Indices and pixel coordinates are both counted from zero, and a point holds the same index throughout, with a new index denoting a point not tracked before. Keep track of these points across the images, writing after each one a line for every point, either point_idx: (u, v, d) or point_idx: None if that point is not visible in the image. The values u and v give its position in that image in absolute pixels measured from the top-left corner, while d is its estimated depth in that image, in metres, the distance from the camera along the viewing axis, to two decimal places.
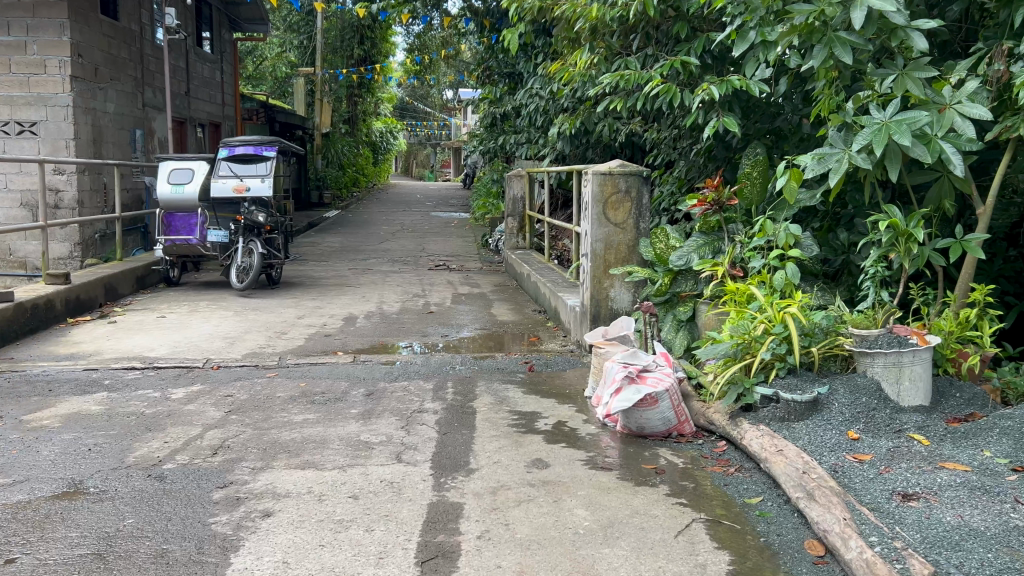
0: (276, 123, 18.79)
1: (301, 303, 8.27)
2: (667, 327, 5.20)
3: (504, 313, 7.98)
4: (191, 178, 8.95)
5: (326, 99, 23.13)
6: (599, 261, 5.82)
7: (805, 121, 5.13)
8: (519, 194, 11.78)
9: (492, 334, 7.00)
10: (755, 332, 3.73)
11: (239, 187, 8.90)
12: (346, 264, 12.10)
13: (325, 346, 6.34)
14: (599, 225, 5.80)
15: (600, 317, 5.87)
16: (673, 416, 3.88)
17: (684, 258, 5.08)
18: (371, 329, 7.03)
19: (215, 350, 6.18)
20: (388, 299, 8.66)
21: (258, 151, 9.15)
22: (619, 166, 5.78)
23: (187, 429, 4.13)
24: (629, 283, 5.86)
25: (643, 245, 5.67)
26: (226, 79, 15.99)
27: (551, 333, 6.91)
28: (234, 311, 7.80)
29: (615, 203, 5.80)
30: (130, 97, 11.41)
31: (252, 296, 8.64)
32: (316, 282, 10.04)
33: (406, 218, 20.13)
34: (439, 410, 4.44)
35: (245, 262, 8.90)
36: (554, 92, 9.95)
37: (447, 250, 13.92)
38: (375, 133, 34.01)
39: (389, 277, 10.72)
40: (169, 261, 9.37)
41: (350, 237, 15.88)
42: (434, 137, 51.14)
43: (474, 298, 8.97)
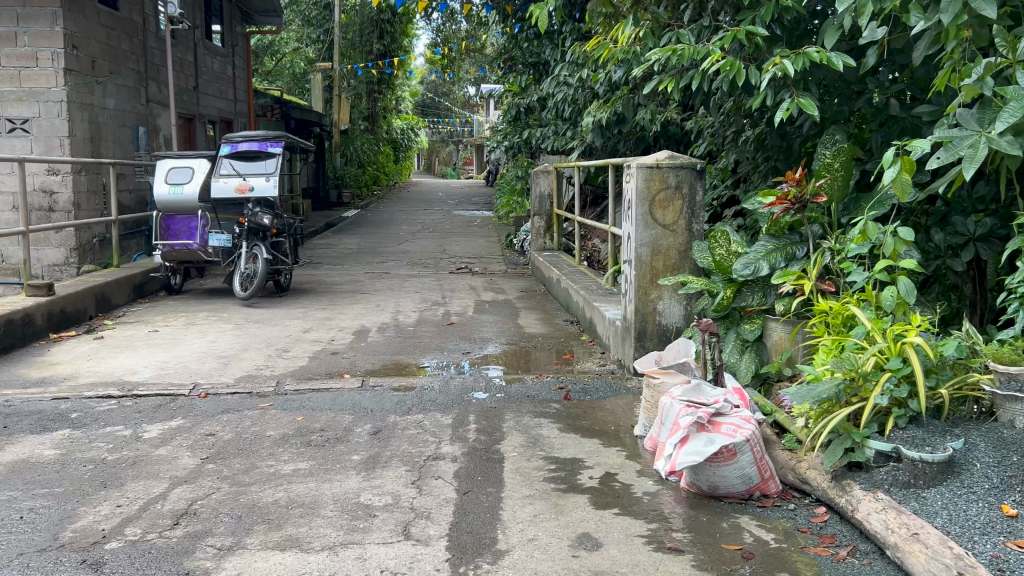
0: (292, 120, 18.12)
1: (309, 313, 7.52)
2: (729, 349, 4.44)
3: (532, 323, 7.17)
4: (191, 178, 8.23)
5: (345, 95, 22.46)
6: (645, 269, 5.00)
7: (893, 102, 4.32)
8: (546, 191, 10.96)
9: (520, 350, 6.20)
10: (865, 369, 2.90)
11: (242, 187, 8.14)
12: (362, 268, 11.36)
13: (331, 368, 5.56)
14: (645, 227, 4.98)
15: (647, 333, 5.05)
16: (755, 473, 3.07)
17: (750, 267, 4.30)
18: (384, 345, 6.26)
19: (205, 373, 5.43)
20: (405, 308, 7.89)
21: (263, 147, 8.40)
22: (667, 158, 4.96)
23: (150, 486, 3.36)
24: (681, 295, 5.03)
25: (698, 249, 4.84)
26: (238, 74, 15.32)
27: (587, 349, 6.10)
28: (234, 325, 7.06)
29: (664, 201, 4.97)
30: (132, 92, 10.75)
31: (258, 306, 7.91)
32: (328, 289, 9.30)
33: (427, 217, 19.39)
34: (460, 457, 3.64)
35: (250, 268, 8.16)
36: (585, 80, 9.13)
37: (470, 251, 13.14)
38: (397, 130, 33.38)
39: (406, 282, 9.94)
40: (169, 267, 8.69)
41: (368, 238, 15.15)
42: (456, 134, 50.48)
43: (499, 306, 8.17)
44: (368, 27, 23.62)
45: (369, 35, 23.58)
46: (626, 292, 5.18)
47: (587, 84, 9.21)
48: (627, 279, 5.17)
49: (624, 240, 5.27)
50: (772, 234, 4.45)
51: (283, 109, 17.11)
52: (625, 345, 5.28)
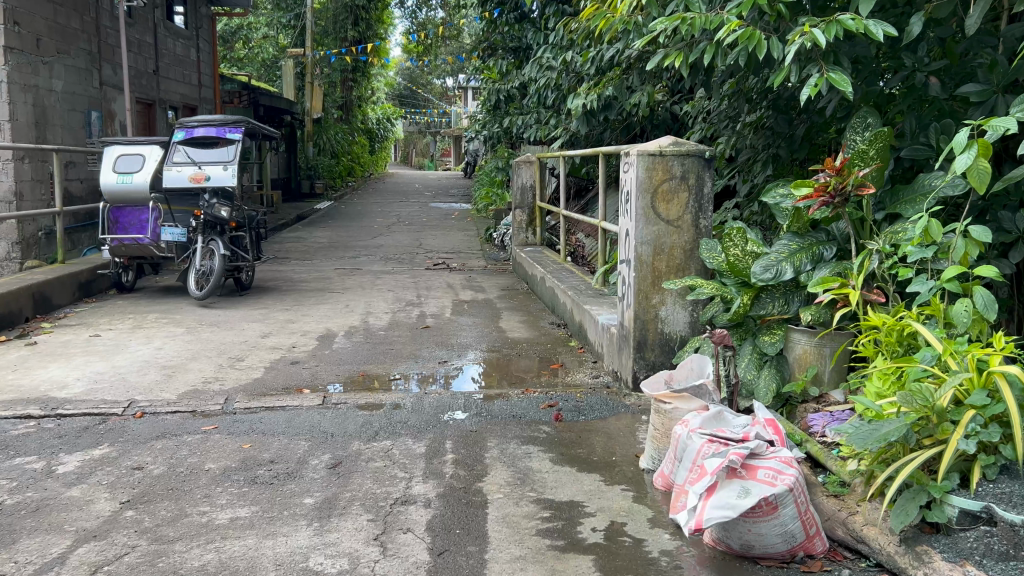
0: (261, 107, 17.35)
1: (270, 316, 6.84)
2: (745, 364, 3.89)
3: (515, 327, 6.55)
4: (141, 166, 7.50)
5: (318, 83, 21.68)
6: (647, 270, 4.41)
7: (933, 80, 3.71)
8: (529, 182, 10.31)
9: (504, 358, 5.58)
10: (942, 404, 2.32)
11: (197, 176, 7.47)
12: (332, 264, 10.68)
13: (290, 381, 4.91)
14: (646, 223, 4.39)
15: (648, 342, 4.45)
16: (799, 530, 2.49)
17: (771, 269, 3.74)
18: (352, 353, 5.61)
19: (145, 387, 4.76)
20: (376, 309, 7.24)
21: (221, 133, 7.73)
22: (671, 144, 4.37)
23: (48, 543, 2.71)
24: (686, 300, 4.44)
25: (707, 250, 4.26)
26: (203, 58, 14.53)
27: (577, 357, 5.51)
28: (186, 328, 6.38)
29: (667, 193, 4.38)
30: (83, 73, 9.98)
31: (214, 307, 7.22)
32: (293, 287, 8.62)
33: (403, 210, 18.69)
34: (434, 501, 3.02)
35: (205, 265, 7.45)
36: (572, 63, 8.48)
37: (447, 245, 12.51)
38: (373, 121, 32.57)
39: (379, 280, 9.27)
40: (119, 263, 7.96)
41: (340, 232, 14.46)
42: (433, 125, 49.69)
43: (479, 307, 7.54)
44: (342, 12, 22.82)
45: (343, 21, 22.78)
46: (624, 296, 4.58)
47: (573, 68, 8.56)
48: (624, 282, 4.57)
49: (621, 239, 4.67)
50: (795, 233, 3.90)
51: (252, 95, 16.32)
52: (621, 356, 4.69)
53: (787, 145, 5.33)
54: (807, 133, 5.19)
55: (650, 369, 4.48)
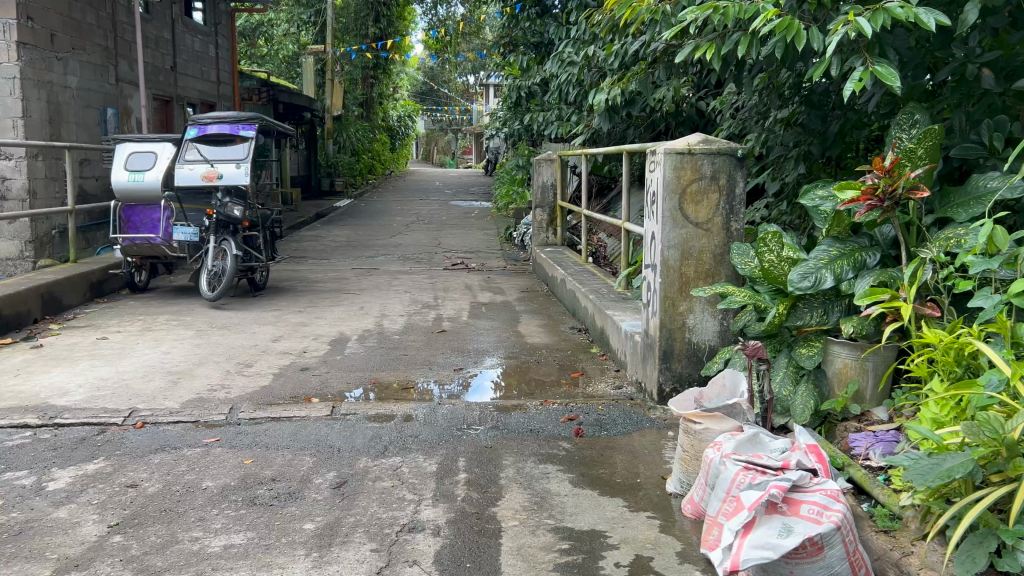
0: (280, 104, 17.22)
1: (282, 318, 6.65)
2: (780, 378, 3.63)
3: (535, 332, 6.32)
4: (153, 163, 7.37)
5: (338, 80, 21.54)
6: (674, 276, 4.16)
7: (986, 73, 3.43)
8: (549, 181, 10.08)
9: (522, 365, 5.34)
10: (1013, 437, 2.09)
11: (209, 174, 7.25)
12: (349, 264, 10.49)
13: (298, 389, 4.70)
14: (673, 226, 4.13)
15: (675, 352, 4.20)
16: (847, 573, 2.25)
17: (809, 277, 3.47)
18: (364, 359, 5.39)
19: (147, 395, 4.57)
20: (391, 312, 7.03)
21: (235, 130, 7.49)
22: (700, 142, 4.12)
23: (27, 573, 2.51)
24: (716, 308, 4.18)
25: (739, 256, 4.00)
26: (221, 55, 14.41)
27: (599, 365, 5.26)
28: (195, 331, 6.20)
29: (696, 194, 4.12)
30: (98, 70, 9.86)
31: (226, 308, 7.05)
32: (308, 288, 8.44)
33: (422, 208, 18.50)
34: (443, 529, 2.80)
35: (217, 265, 7.28)
36: (593, 58, 8.20)
37: (466, 245, 12.29)
38: (394, 118, 32.45)
39: (396, 280, 9.06)
40: (132, 263, 7.82)
41: (359, 231, 14.28)
42: (455, 123, 49.56)
43: (497, 310, 7.30)
44: (362, 9, 22.66)
45: (364, 18, 22.62)
46: (649, 303, 4.32)
47: (595, 63, 8.28)
48: (650, 289, 4.32)
49: (646, 242, 4.42)
50: (835, 237, 3.63)
51: (271, 92, 16.19)
52: (646, 366, 4.43)
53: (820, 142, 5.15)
54: (841, 130, 4.99)
55: (677, 380, 4.23)
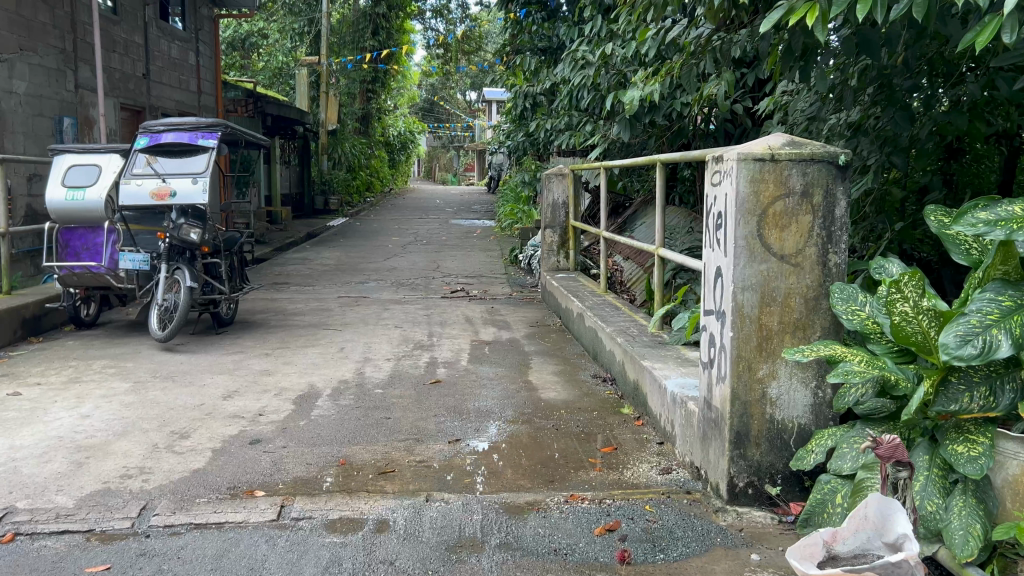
0: (268, 117, 16.18)
1: (242, 366, 5.49)
2: (922, 486, 2.48)
3: (549, 382, 5.16)
4: (96, 178, 6.22)
5: (333, 93, 20.52)
6: (751, 330, 3.02)
7: None
8: (561, 199, 8.89)
9: (536, 431, 4.16)
10: None
11: (161, 190, 6.11)
12: (335, 291, 9.34)
13: (239, 476, 3.53)
14: (750, 259, 3.00)
15: (752, 433, 3.06)
16: None
17: (974, 342, 2.33)
18: (333, 426, 4.22)
19: (36, 484, 3.40)
20: (376, 355, 5.87)
21: (194, 138, 6.37)
22: (787, 144, 3.00)
23: None
24: (807, 372, 3.05)
25: (847, 305, 2.90)
26: (203, 63, 13.33)
27: (635, 435, 4.10)
28: (132, 383, 5.05)
29: (781, 217, 2.99)
30: (53, 74, 8.77)
31: (179, 352, 5.89)
32: (283, 323, 7.28)
33: (421, 227, 17.44)
34: None
35: (169, 299, 6.08)
36: (612, 56, 7.07)
37: (467, 269, 11.16)
38: (393, 134, 31.51)
39: (386, 312, 7.91)
40: (74, 295, 6.66)
41: (350, 252, 13.15)
42: (456, 141, 48.75)
43: (502, 351, 6.13)
44: (361, 21, 21.75)
45: (362, 30, 21.70)
46: (715, 365, 3.19)
47: (615, 63, 7.13)
48: (714, 345, 3.19)
49: (705, 281, 3.30)
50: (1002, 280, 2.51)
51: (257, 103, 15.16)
52: (707, 448, 3.28)
53: (898, 152, 4.20)
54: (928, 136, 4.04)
55: (754, 473, 3.08)
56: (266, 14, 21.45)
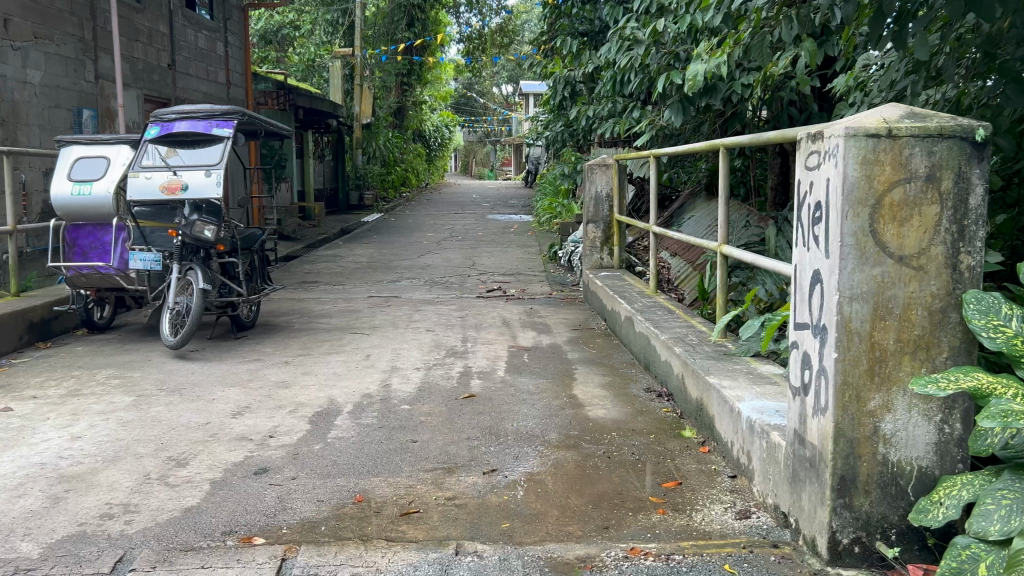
0: (300, 110, 15.77)
1: (257, 377, 4.99)
2: None
3: (597, 397, 4.57)
4: (104, 171, 5.77)
5: (367, 86, 20.08)
6: (859, 350, 2.42)
7: None
8: (604, 191, 8.24)
9: (584, 459, 3.58)
10: None
11: (172, 184, 5.61)
12: (365, 291, 8.84)
13: (237, 516, 3.01)
14: (860, 262, 2.39)
15: (859, 478, 2.46)
16: None
17: None
18: (352, 451, 3.69)
19: (2, 525, 2.91)
20: (404, 364, 5.33)
21: (208, 127, 5.83)
22: (906, 117, 2.38)
23: None
24: (930, 402, 2.43)
25: (989, 322, 2.29)
26: (231, 54, 12.92)
27: (701, 466, 3.50)
28: (136, 396, 4.57)
29: (899, 208, 2.37)
30: (71, 64, 8.38)
31: (192, 360, 5.42)
32: (307, 326, 6.79)
33: (457, 222, 16.91)
34: None
35: (181, 302, 5.61)
36: (663, 32, 6.44)
37: (505, 266, 10.59)
38: (430, 129, 31.05)
39: (418, 313, 7.36)
40: (85, 297, 6.23)
41: (383, 249, 12.68)
42: (493, 135, 48.19)
43: (544, 359, 5.54)
44: (395, 12, 21.27)
45: (396, 22, 21.22)
46: (811, 392, 2.59)
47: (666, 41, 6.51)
48: (809, 367, 2.59)
49: (795, 288, 2.71)
50: None
51: (288, 95, 14.76)
52: (800, 492, 2.68)
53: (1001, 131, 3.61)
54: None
55: (863, 527, 2.48)
56: (299, 7, 21.05)
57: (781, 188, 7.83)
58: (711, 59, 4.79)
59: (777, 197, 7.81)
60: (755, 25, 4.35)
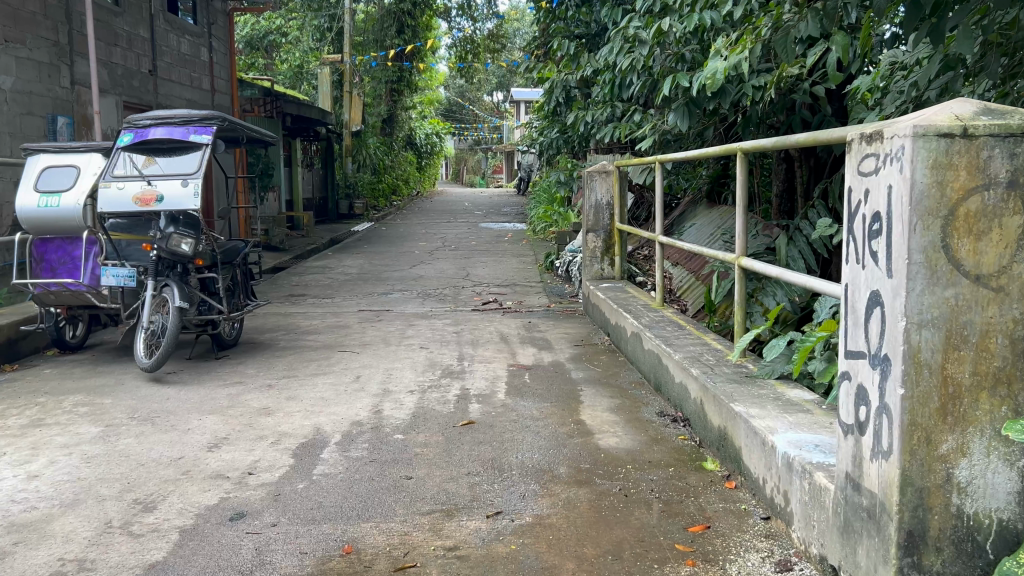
0: (288, 117, 15.41)
1: (237, 402, 4.61)
2: None
3: (606, 423, 4.21)
4: (74, 181, 5.40)
5: (356, 93, 19.74)
6: (929, 384, 2.07)
7: None
8: (605, 200, 7.90)
9: (598, 498, 3.22)
10: None
11: (146, 195, 5.23)
12: (355, 304, 8.47)
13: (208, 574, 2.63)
14: (930, 283, 2.05)
15: (930, 534, 2.11)
16: None
17: None
18: (340, 491, 3.32)
19: None
20: (397, 386, 4.97)
21: (186, 134, 5.47)
22: (984, 112, 2.04)
23: None
24: (1013, 445, 2.08)
25: None
26: (217, 60, 12.56)
27: (729, 506, 3.15)
28: (104, 426, 4.19)
29: (975, 219, 2.03)
30: (46, 69, 8.01)
31: (169, 384, 5.04)
32: (294, 343, 6.42)
33: (449, 231, 16.55)
34: None
35: (158, 322, 5.24)
36: (668, 31, 6.12)
37: (500, 277, 10.24)
38: (421, 136, 30.72)
39: (411, 329, 7.01)
40: (56, 315, 5.86)
41: (374, 259, 12.31)
42: (484, 142, 47.91)
43: (546, 379, 5.18)
44: (385, 19, 20.95)
45: (386, 28, 20.89)
46: (868, 432, 2.25)
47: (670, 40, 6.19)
48: (865, 403, 2.25)
49: (847, 311, 2.37)
50: None
51: (276, 103, 14.40)
52: (855, 546, 2.33)
53: None
54: None
55: None
56: (287, 13, 20.71)
57: (786, 196, 7.50)
58: (730, 55, 4.47)
59: (782, 205, 7.48)
60: (777, 19, 4.04)
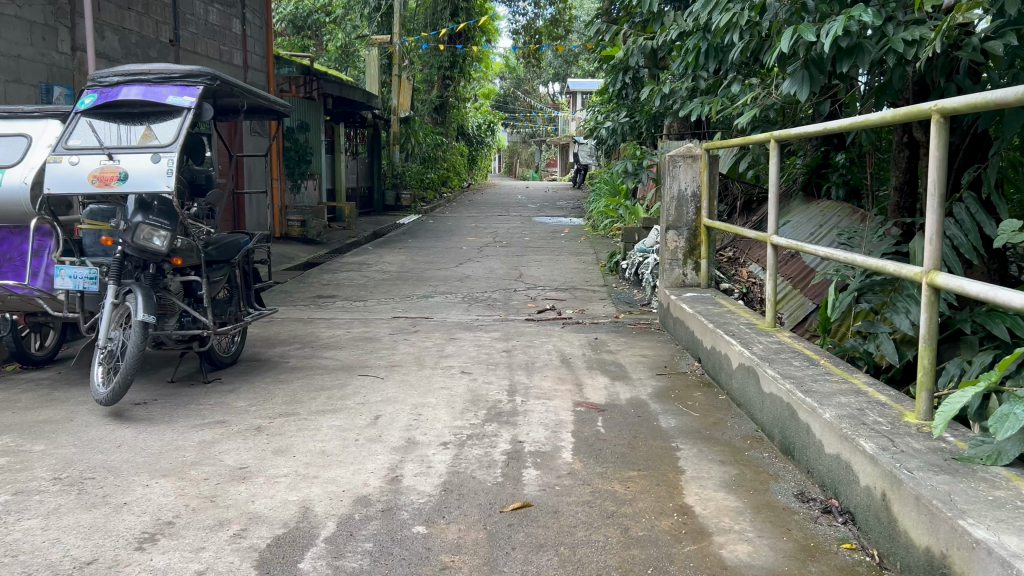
0: (330, 99, 14.35)
1: (207, 458, 3.36)
2: None
3: (728, 515, 2.84)
4: (22, 155, 4.26)
5: (406, 77, 18.59)
6: None
7: None
8: (689, 190, 6.47)
9: None
10: None
11: (106, 171, 4.02)
12: (389, 309, 7.21)
13: None
14: None
15: None
16: None
17: None
18: None
19: None
20: (425, 436, 3.65)
21: (165, 96, 4.24)
22: None
23: None
24: None
25: None
26: (250, 33, 11.46)
27: None
28: (10, 495, 2.96)
29: None
30: (38, 30, 6.90)
31: (128, 422, 3.83)
32: (306, 362, 5.17)
33: (501, 226, 15.26)
34: None
35: (119, 339, 4.03)
36: None
37: (558, 279, 8.90)
38: (472, 127, 29.55)
39: (452, 345, 5.71)
40: (14, 321, 4.72)
41: (416, 255, 11.07)
42: (538, 135, 46.58)
43: (627, 429, 3.82)
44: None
45: (440, 10, 19.70)
46: None
47: None
48: None
49: None
50: None
51: (316, 82, 13.32)
52: None
53: None
54: None
55: None
56: None
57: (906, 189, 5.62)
58: None
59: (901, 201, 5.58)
60: None
